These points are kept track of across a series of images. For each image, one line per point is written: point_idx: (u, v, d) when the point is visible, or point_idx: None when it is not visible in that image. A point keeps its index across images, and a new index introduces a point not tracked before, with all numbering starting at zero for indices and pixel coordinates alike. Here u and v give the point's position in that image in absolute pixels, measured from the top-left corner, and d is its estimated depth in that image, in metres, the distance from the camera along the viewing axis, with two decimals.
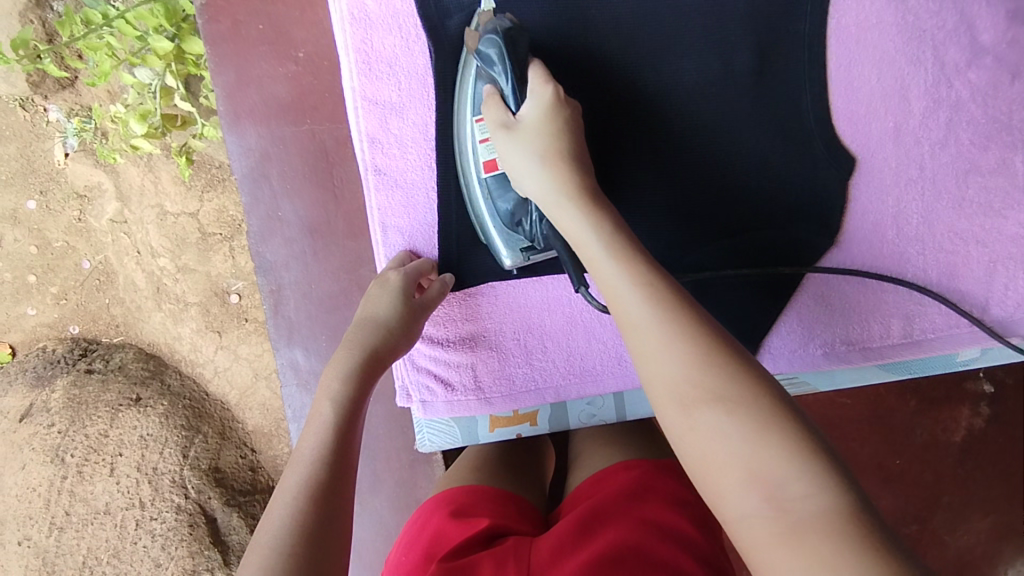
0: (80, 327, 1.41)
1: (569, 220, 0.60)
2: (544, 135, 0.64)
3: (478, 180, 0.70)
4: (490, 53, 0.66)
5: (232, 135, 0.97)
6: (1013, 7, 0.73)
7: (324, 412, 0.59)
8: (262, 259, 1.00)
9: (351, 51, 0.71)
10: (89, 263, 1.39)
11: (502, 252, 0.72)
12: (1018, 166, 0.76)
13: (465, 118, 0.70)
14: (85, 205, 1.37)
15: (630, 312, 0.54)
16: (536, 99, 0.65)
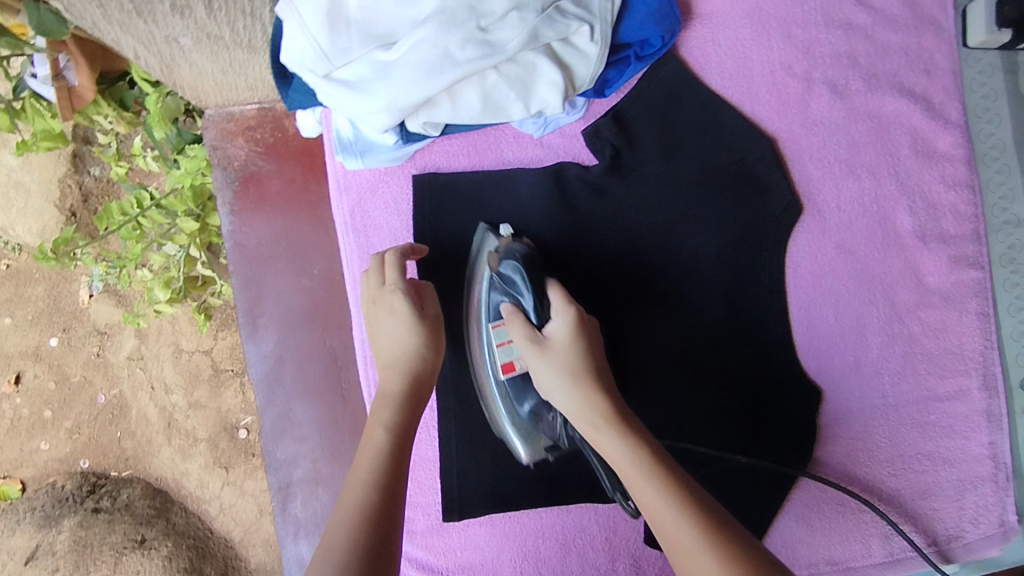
0: (91, 460, 1.31)
1: (611, 448, 0.60)
2: (574, 357, 0.65)
3: (496, 384, 0.73)
4: (515, 277, 0.70)
5: (251, 344, 1.06)
6: (954, 252, 0.81)
7: (381, 437, 0.61)
8: (272, 457, 1.06)
9: (361, 308, 0.78)
10: (104, 397, 1.30)
11: (518, 444, 0.74)
12: (974, 392, 0.82)
13: (483, 324, 0.74)
14: (105, 340, 1.30)
15: (656, 511, 0.55)
16: (563, 317, 0.67)
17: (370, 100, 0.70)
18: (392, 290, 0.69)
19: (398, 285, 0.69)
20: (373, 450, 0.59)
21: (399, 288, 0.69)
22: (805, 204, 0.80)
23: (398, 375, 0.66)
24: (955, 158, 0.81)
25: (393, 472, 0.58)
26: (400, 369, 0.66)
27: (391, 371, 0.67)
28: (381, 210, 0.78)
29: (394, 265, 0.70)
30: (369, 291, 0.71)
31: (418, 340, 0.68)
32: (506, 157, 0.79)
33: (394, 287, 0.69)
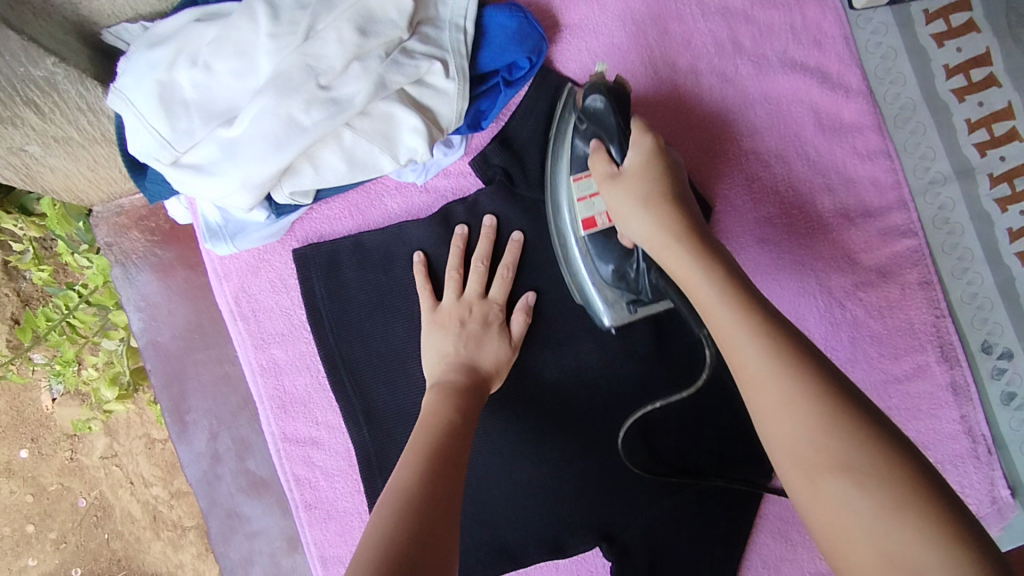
0: (82, 568, 1.17)
1: (634, 216, 0.57)
2: (647, 184, 0.58)
3: (576, 241, 0.67)
4: (597, 109, 0.63)
5: (182, 445, 0.98)
6: (882, 226, 0.76)
7: (448, 414, 0.60)
8: (226, 559, 0.97)
9: (265, 399, 0.71)
10: (85, 501, 1.17)
11: (604, 311, 0.68)
12: (934, 367, 0.75)
13: (562, 179, 0.68)
14: (77, 443, 1.16)
15: (697, 288, 0.51)
16: (639, 148, 0.60)
17: (222, 182, 0.64)
18: (497, 309, 0.70)
19: (476, 272, 0.71)
20: (438, 425, 0.58)
21: (476, 273, 0.71)
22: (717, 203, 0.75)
23: (456, 368, 0.65)
24: (864, 127, 0.76)
25: (455, 444, 0.57)
26: (462, 367, 0.66)
27: (454, 367, 0.65)
28: (267, 290, 0.72)
29: (452, 279, 0.70)
30: (464, 296, 0.70)
31: (464, 339, 0.67)
32: (390, 209, 0.73)
33: (499, 281, 0.71)
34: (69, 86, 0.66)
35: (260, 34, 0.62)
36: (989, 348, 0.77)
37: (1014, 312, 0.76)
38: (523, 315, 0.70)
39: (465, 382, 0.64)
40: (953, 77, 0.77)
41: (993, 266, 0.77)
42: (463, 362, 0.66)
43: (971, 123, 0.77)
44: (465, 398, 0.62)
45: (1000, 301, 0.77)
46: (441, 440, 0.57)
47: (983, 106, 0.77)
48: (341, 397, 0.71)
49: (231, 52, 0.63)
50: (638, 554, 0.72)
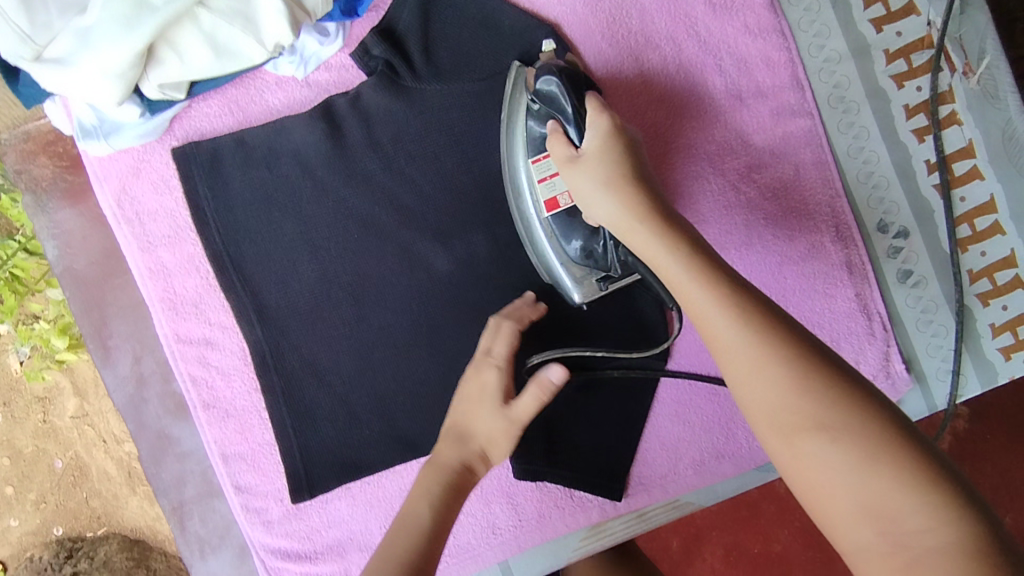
0: (64, 525, 1.14)
1: (648, 242, 0.53)
2: (611, 162, 0.56)
3: (540, 222, 0.66)
4: (551, 91, 0.63)
5: (107, 370, 0.98)
6: (775, 105, 0.75)
7: None
8: (158, 480, 0.99)
9: (155, 302, 0.71)
10: (62, 462, 1.13)
11: (573, 290, 0.67)
12: (829, 247, 0.76)
13: (521, 162, 0.67)
14: (48, 405, 1.13)
15: (718, 332, 0.49)
16: (595, 126, 0.58)
17: (80, 75, 0.62)
18: (490, 366, 0.63)
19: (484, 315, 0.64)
20: None
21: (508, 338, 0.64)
22: (606, 88, 0.73)
23: (455, 454, 0.61)
24: (755, 6, 0.75)
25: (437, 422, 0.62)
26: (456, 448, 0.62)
27: (451, 451, 0.61)
28: (150, 191, 0.71)
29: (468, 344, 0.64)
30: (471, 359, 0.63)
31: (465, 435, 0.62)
32: (273, 105, 0.72)
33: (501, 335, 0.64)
34: None
35: None
36: (885, 227, 0.77)
37: (909, 188, 0.77)
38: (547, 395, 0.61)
39: (456, 464, 0.61)
40: None
41: (888, 142, 0.76)
42: (455, 436, 0.62)
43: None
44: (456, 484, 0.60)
45: (896, 178, 0.77)
46: None
47: None
48: (232, 296, 0.71)
49: None
50: (534, 439, 0.73)
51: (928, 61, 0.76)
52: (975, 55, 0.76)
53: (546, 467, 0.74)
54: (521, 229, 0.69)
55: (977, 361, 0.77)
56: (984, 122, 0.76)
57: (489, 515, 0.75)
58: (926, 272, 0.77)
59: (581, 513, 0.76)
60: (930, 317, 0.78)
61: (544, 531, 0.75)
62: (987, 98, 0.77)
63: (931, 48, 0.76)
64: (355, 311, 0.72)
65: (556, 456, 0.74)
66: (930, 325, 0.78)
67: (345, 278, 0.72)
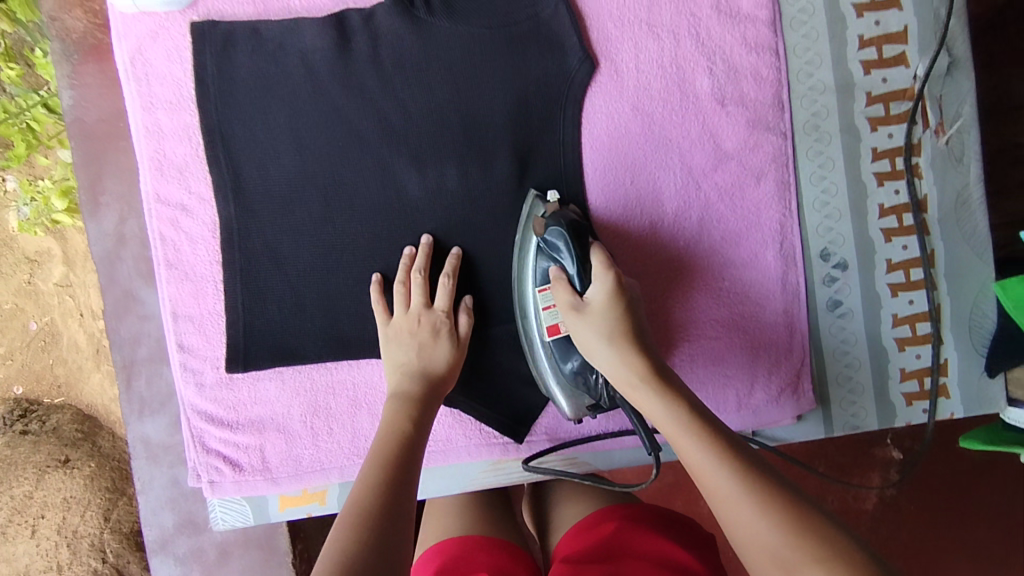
0: (24, 386, 1.21)
1: (650, 404, 0.60)
2: (612, 320, 0.65)
3: (542, 344, 0.74)
4: (557, 243, 0.71)
5: (92, 222, 1.02)
6: (752, 116, 0.79)
7: (410, 386, 0.69)
8: (115, 337, 1.03)
9: (144, 159, 0.76)
10: (36, 325, 1.21)
11: (563, 402, 0.75)
12: (770, 260, 0.81)
13: (529, 292, 0.75)
14: (35, 269, 1.19)
15: (704, 470, 0.53)
16: (601, 283, 0.67)
17: None
18: (443, 318, 0.74)
19: (441, 289, 0.75)
20: (401, 396, 0.67)
21: (443, 290, 0.75)
22: (603, 64, 0.78)
23: (411, 378, 0.70)
24: (758, 20, 0.79)
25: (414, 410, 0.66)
26: (419, 376, 0.70)
27: (409, 378, 0.70)
28: (163, 57, 0.76)
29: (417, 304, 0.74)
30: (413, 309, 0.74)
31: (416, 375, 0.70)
32: (292, 5, 0.77)
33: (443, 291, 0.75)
34: None
35: None
36: (827, 256, 0.82)
37: (858, 226, 0.81)
38: (467, 315, 0.75)
39: (421, 391, 0.69)
40: None
41: (850, 178, 0.81)
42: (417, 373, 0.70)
43: (862, 40, 0.80)
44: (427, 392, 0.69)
45: (848, 213, 0.81)
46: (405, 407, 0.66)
47: (880, 26, 0.80)
48: (215, 170, 0.76)
49: None
50: None
51: (906, 112, 0.81)
52: (951, 117, 0.81)
53: (462, 395, 0.79)
54: (523, 341, 0.77)
55: (879, 399, 0.82)
56: (941, 181, 0.81)
57: None
58: (854, 306, 0.82)
59: (484, 446, 0.81)
60: (847, 349, 0.83)
61: (448, 454, 0.81)
62: (951, 159, 0.81)
63: (911, 102, 0.81)
64: (324, 212, 0.77)
65: (473, 388, 0.79)
66: (846, 356, 0.83)
67: (322, 178, 0.77)
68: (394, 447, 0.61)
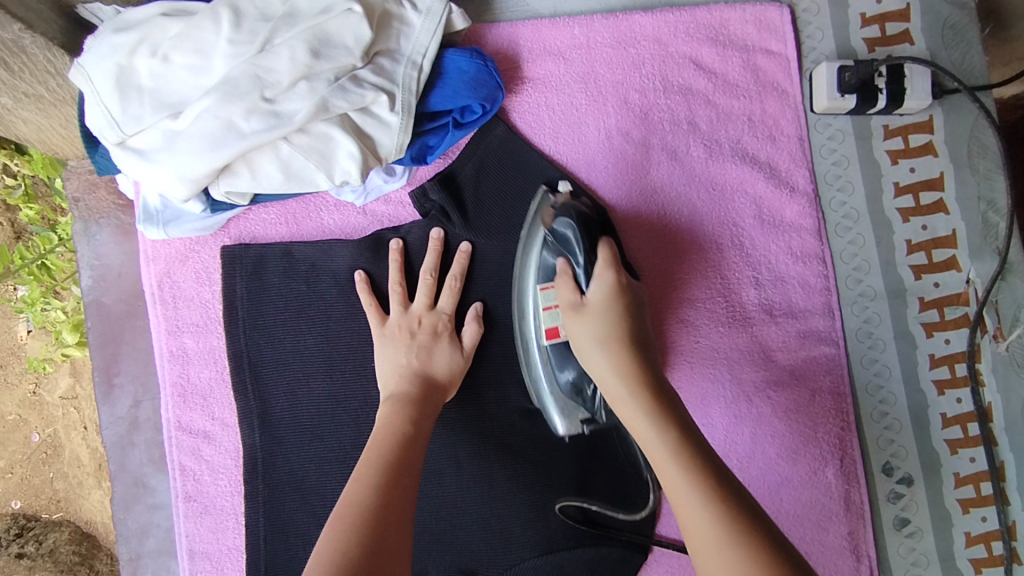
0: (23, 501, 1.14)
1: (638, 419, 0.55)
2: (608, 324, 0.61)
3: (538, 346, 0.69)
4: (567, 236, 0.66)
5: (104, 406, 0.99)
6: (803, 327, 0.76)
7: (403, 426, 0.60)
8: (123, 526, 0.99)
9: (167, 385, 0.73)
10: (39, 437, 1.14)
11: (557, 418, 0.70)
12: (831, 477, 0.75)
13: (529, 288, 0.70)
14: (41, 378, 1.13)
15: (690, 515, 0.47)
16: (601, 282, 0.63)
17: (156, 169, 0.65)
18: (446, 320, 0.71)
19: (448, 290, 0.72)
20: (391, 436, 0.59)
21: (449, 291, 0.72)
22: (645, 276, 0.76)
23: (395, 402, 0.63)
24: (803, 228, 0.77)
25: (402, 449, 0.57)
26: (417, 378, 0.66)
27: (394, 406, 0.63)
28: (192, 279, 0.74)
29: (422, 300, 0.71)
30: (413, 310, 0.71)
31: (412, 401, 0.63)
32: (327, 224, 0.75)
33: (448, 291, 0.72)
34: (38, 52, 0.70)
35: (220, 37, 0.64)
36: (889, 471, 0.77)
37: (921, 439, 0.76)
38: (475, 324, 0.72)
39: (408, 428, 0.60)
40: (901, 196, 0.78)
41: (908, 388, 0.77)
42: (414, 384, 0.65)
43: (911, 244, 0.78)
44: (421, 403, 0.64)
45: (909, 424, 0.77)
46: (392, 448, 0.57)
47: (926, 230, 0.78)
48: (241, 398, 0.72)
49: (191, 49, 0.65)
50: None
51: (962, 317, 0.77)
52: (1009, 321, 0.77)
53: None
54: (517, 344, 0.72)
55: None
56: (1007, 389, 0.76)
57: None
58: (923, 525, 0.76)
59: None
60: (919, 573, 0.76)
61: None
62: (1013, 365, 0.77)
63: (967, 307, 0.77)
64: (355, 438, 0.73)
65: None
66: None
67: (352, 403, 0.73)
68: (378, 498, 0.52)
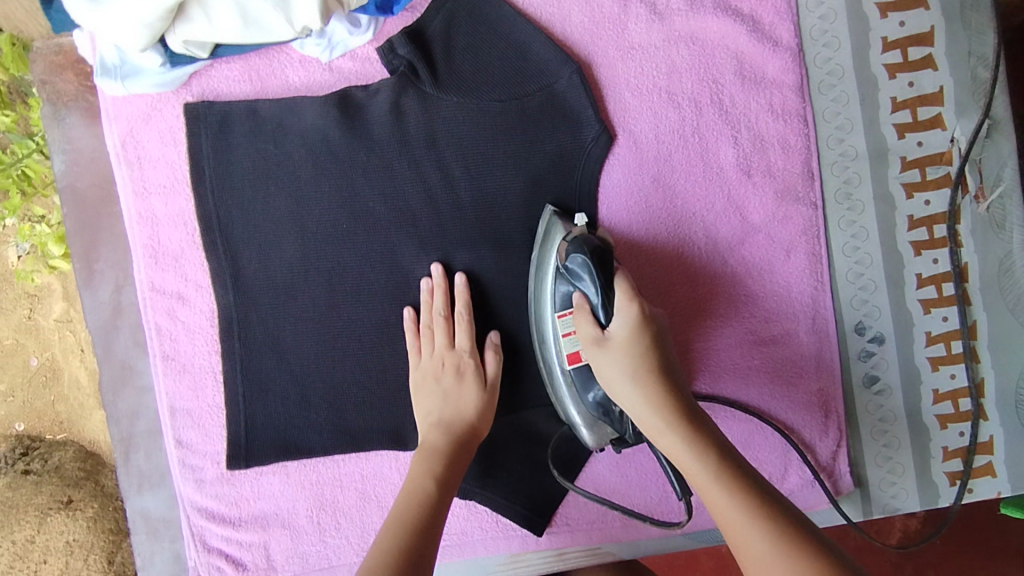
0: (25, 423, 1.10)
1: (676, 447, 0.53)
2: (635, 355, 0.58)
3: (563, 373, 0.66)
4: (583, 275, 0.61)
5: (88, 291, 0.99)
6: (780, 187, 0.75)
7: (438, 440, 0.67)
8: (112, 408, 1.00)
9: (139, 246, 0.73)
10: (37, 361, 1.11)
11: (583, 429, 0.67)
12: (802, 336, 0.76)
13: (548, 317, 0.67)
14: (35, 304, 1.09)
15: (740, 537, 0.48)
16: (624, 315, 0.59)
17: (108, 16, 0.62)
18: (467, 355, 0.71)
19: (463, 328, 0.71)
20: (429, 452, 0.66)
21: (465, 329, 0.71)
22: (620, 134, 0.74)
23: (439, 429, 0.68)
24: (785, 84, 0.75)
25: (445, 472, 0.65)
26: (447, 427, 0.68)
27: (436, 429, 0.68)
28: (156, 140, 0.72)
29: (438, 326, 0.71)
30: (434, 350, 0.71)
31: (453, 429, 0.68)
32: (291, 80, 0.73)
33: (463, 326, 0.71)
34: None
35: None
36: (862, 330, 0.77)
37: (895, 298, 0.77)
38: (495, 354, 0.71)
39: (449, 445, 0.67)
40: (889, 51, 0.75)
41: (885, 249, 0.76)
42: (450, 433, 0.68)
43: (896, 102, 0.76)
44: (448, 459, 0.66)
45: (884, 285, 0.77)
46: (434, 463, 0.65)
47: (913, 87, 0.76)
48: (213, 259, 0.72)
49: None
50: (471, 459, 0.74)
51: (944, 177, 0.76)
52: (991, 181, 0.76)
53: (477, 488, 0.74)
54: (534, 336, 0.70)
55: (923, 482, 0.78)
56: (983, 248, 0.76)
57: None
58: (892, 382, 0.77)
59: (503, 539, 0.77)
60: (886, 428, 0.78)
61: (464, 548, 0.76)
62: (992, 226, 0.76)
63: (949, 166, 0.76)
64: (329, 298, 0.73)
65: (492, 478, 0.74)
66: (884, 435, 0.78)
67: (325, 263, 0.73)
68: (408, 529, 0.58)
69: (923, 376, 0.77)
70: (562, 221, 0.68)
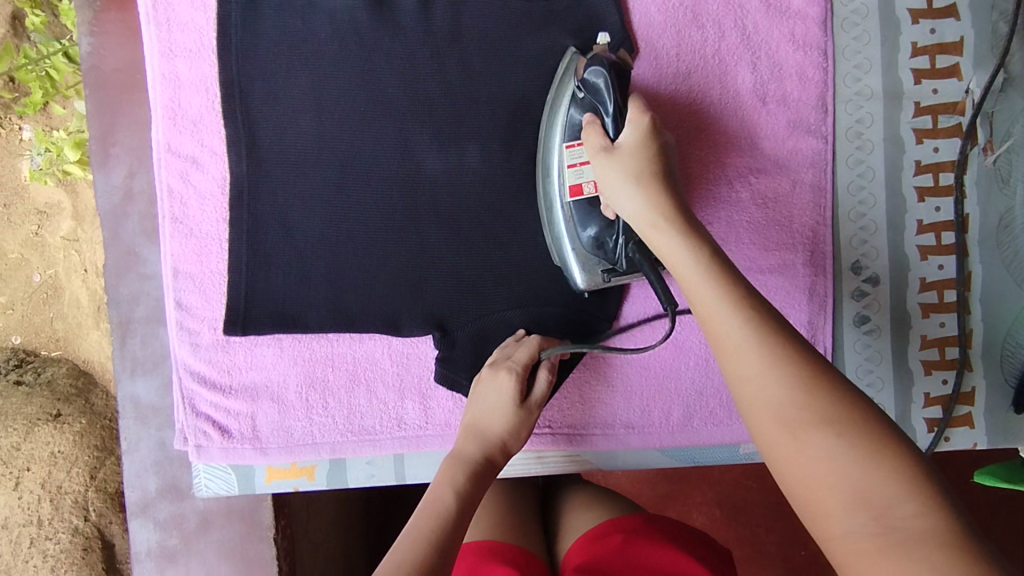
0: (22, 336, 1.19)
1: (670, 244, 0.56)
2: (642, 161, 0.62)
3: (562, 207, 0.70)
4: (597, 84, 0.66)
5: (100, 172, 0.98)
6: (793, 117, 0.76)
7: (473, 449, 0.67)
8: (115, 292, 0.99)
9: (159, 106, 0.74)
10: (40, 277, 1.18)
11: (578, 274, 0.71)
12: (798, 268, 0.78)
13: (556, 146, 0.70)
14: (43, 221, 1.17)
15: (723, 328, 0.50)
16: (635, 127, 0.63)
17: None
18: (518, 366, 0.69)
19: (529, 346, 0.70)
20: (458, 458, 0.66)
21: (528, 345, 0.71)
22: (641, 49, 0.76)
23: (472, 438, 0.68)
24: (808, 16, 0.76)
25: (473, 485, 0.63)
26: (482, 438, 0.67)
27: (469, 439, 0.68)
28: (187, 5, 0.74)
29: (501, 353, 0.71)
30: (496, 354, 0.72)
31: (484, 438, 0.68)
32: None
33: (528, 346, 0.70)
34: None
35: None
36: (858, 269, 0.79)
37: (895, 240, 0.78)
38: (547, 374, 0.70)
39: (479, 455, 0.66)
40: None
41: (890, 191, 0.78)
42: (485, 451, 0.67)
43: (916, 47, 0.77)
44: (477, 470, 0.65)
45: (885, 226, 0.78)
46: (462, 473, 0.64)
47: (934, 35, 0.77)
48: (231, 126, 0.73)
49: None
50: (463, 351, 0.76)
51: (955, 126, 0.77)
52: (1000, 137, 0.77)
53: (465, 380, 0.75)
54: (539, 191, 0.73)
55: (901, 424, 0.79)
56: (986, 202, 0.77)
57: (399, 409, 0.77)
58: (882, 323, 0.79)
59: None
60: (871, 368, 0.79)
61: (444, 441, 0.77)
62: (997, 179, 0.77)
63: (961, 117, 0.77)
64: (340, 179, 0.74)
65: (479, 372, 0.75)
66: (869, 375, 0.79)
67: (340, 145, 0.74)
68: (435, 522, 0.56)
69: (913, 321, 0.78)
70: (585, 58, 0.71)
